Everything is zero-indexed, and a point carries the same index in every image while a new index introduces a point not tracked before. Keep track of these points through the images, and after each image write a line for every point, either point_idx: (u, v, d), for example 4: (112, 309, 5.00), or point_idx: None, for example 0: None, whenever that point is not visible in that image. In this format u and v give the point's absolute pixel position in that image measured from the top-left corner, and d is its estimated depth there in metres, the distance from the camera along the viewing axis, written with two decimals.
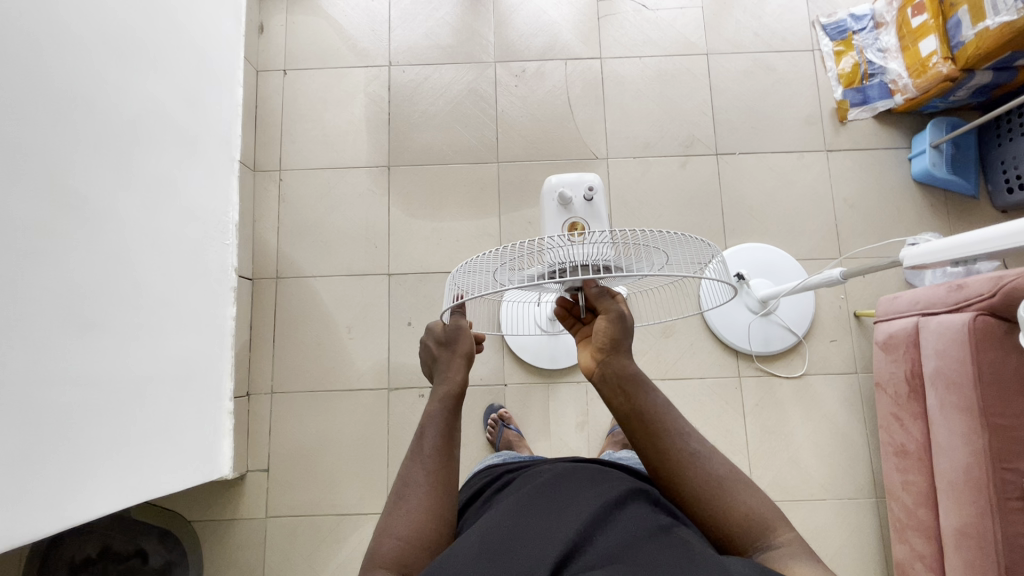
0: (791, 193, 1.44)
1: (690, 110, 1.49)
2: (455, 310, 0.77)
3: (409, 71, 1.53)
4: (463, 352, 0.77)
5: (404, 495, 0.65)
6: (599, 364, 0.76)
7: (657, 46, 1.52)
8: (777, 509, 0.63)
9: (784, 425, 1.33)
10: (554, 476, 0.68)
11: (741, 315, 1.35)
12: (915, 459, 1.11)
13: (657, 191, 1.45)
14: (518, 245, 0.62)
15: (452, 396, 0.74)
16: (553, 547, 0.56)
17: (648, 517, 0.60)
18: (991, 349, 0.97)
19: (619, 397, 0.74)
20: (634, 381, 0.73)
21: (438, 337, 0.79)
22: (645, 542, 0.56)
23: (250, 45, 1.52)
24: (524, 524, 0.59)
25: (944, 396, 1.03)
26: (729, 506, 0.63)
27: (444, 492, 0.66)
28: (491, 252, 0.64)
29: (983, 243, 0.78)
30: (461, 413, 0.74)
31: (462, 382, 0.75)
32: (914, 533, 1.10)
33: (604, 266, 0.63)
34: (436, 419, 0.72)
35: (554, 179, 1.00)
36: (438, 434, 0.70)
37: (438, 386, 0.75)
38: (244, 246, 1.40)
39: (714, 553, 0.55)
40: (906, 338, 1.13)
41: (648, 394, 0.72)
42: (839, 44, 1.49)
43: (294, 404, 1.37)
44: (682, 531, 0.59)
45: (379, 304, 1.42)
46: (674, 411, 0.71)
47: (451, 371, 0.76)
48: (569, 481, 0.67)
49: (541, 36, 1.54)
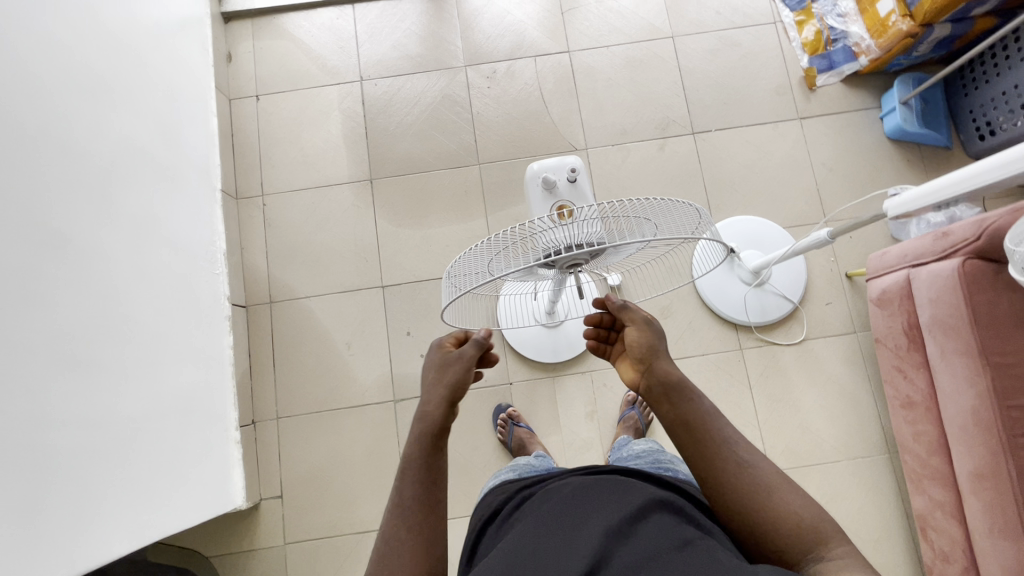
0: (770, 164, 1.46)
1: (664, 93, 1.51)
2: (483, 335, 0.74)
3: (381, 84, 1.54)
4: (450, 383, 0.72)
5: (387, 554, 0.61)
6: (642, 371, 0.74)
7: (624, 35, 1.55)
8: (832, 521, 0.59)
9: (791, 393, 1.34)
10: (574, 492, 0.67)
11: (735, 288, 1.36)
12: (923, 409, 1.12)
13: (639, 176, 1.46)
14: (508, 231, 0.63)
15: (429, 432, 0.70)
16: (574, 565, 0.55)
17: (672, 529, 0.59)
18: (983, 292, 0.99)
19: (665, 407, 0.71)
20: (679, 388, 0.70)
21: (441, 363, 0.74)
22: (669, 557, 0.55)
23: (221, 75, 1.51)
24: (546, 545, 0.58)
25: (942, 343, 1.04)
26: (775, 519, 0.60)
27: (429, 540, 0.63)
28: (484, 241, 0.64)
29: (985, 174, 0.76)
30: (442, 454, 0.70)
31: (439, 419, 0.71)
32: (932, 482, 1.11)
33: (595, 244, 0.62)
34: (413, 468, 0.68)
35: (535, 165, 1.02)
36: (414, 480, 0.67)
37: (417, 419, 0.71)
38: (234, 274, 1.39)
39: (741, 564, 0.53)
40: (899, 291, 1.15)
41: (687, 408, 0.69)
42: (799, 14, 1.52)
43: (300, 427, 1.36)
44: (707, 542, 0.57)
45: (375, 317, 1.41)
46: (721, 419, 0.69)
47: (427, 408, 0.71)
48: (589, 497, 0.66)
49: (507, 37, 1.56)
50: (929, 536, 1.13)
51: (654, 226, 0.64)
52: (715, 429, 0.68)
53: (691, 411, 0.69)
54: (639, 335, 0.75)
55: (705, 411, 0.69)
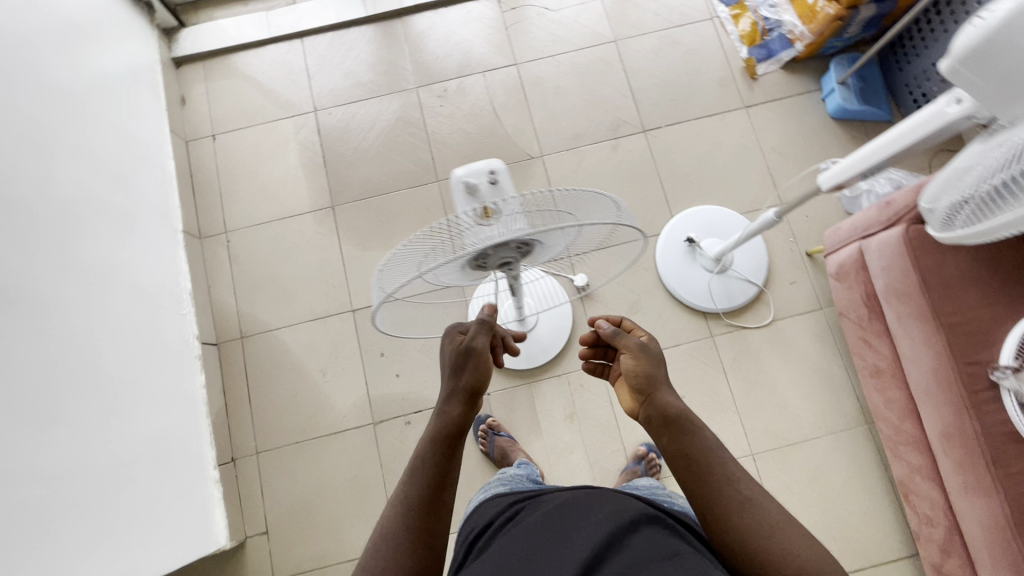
0: (721, 154, 1.49)
1: (612, 95, 1.55)
2: (485, 316, 0.76)
3: (335, 113, 1.56)
4: (467, 385, 0.71)
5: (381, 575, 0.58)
6: (638, 399, 0.70)
7: (567, 44, 1.59)
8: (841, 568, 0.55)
9: (765, 374, 1.35)
10: (563, 507, 0.66)
11: (699, 277, 1.38)
12: (890, 376, 1.13)
13: (595, 177, 1.49)
14: (434, 229, 0.58)
15: (449, 434, 0.67)
16: None
17: (660, 542, 0.58)
18: (929, 255, 1.01)
19: (665, 439, 0.66)
20: (678, 417, 0.65)
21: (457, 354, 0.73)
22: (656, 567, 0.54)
23: (175, 118, 1.53)
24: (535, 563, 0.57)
25: (899, 309, 1.06)
26: (781, 562, 0.56)
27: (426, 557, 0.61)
28: (408, 242, 0.59)
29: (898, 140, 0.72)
30: (456, 455, 0.67)
31: (461, 417, 0.69)
32: (907, 448, 1.12)
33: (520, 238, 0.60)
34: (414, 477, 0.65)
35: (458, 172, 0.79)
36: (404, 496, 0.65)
37: (436, 421, 0.69)
38: (202, 313, 1.39)
39: None
40: (854, 264, 1.18)
41: (690, 442, 0.64)
42: (734, 8, 1.57)
43: (281, 460, 1.35)
44: (695, 555, 0.56)
45: (348, 341, 1.41)
46: (725, 455, 0.64)
47: (448, 407, 0.70)
48: (577, 512, 0.65)
49: (455, 56, 1.59)
50: (913, 503, 1.14)
51: (579, 217, 0.62)
52: (719, 464, 0.63)
53: (693, 444, 0.64)
54: (632, 360, 0.72)
55: (709, 445, 0.64)
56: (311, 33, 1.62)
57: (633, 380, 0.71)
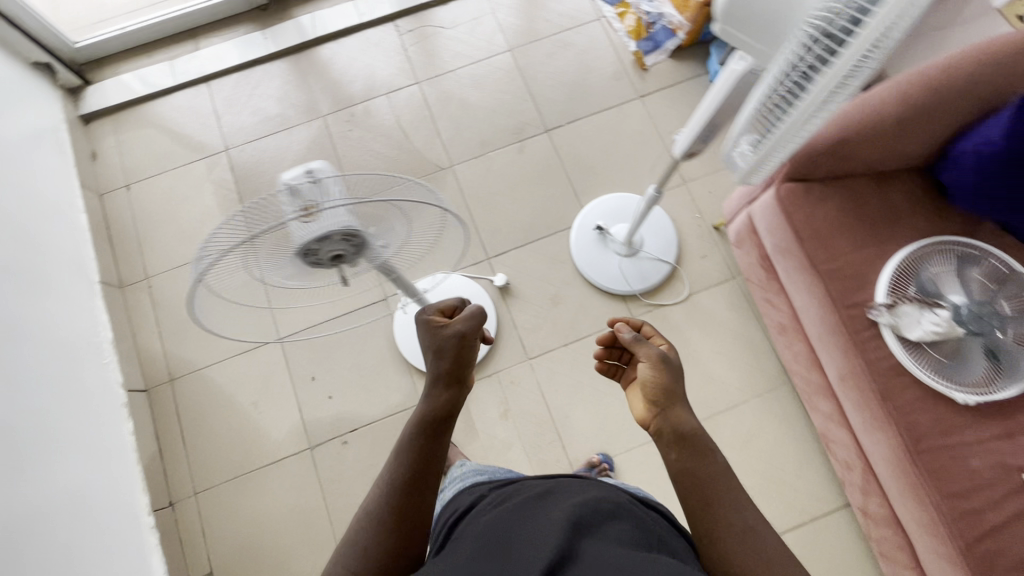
0: (622, 143, 1.55)
1: (513, 101, 1.60)
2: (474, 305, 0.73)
3: (247, 149, 1.59)
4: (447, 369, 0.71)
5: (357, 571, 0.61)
6: (653, 409, 0.68)
7: (465, 58, 1.65)
8: None
9: (688, 347, 1.39)
10: (543, 497, 0.65)
11: (612, 262, 1.43)
12: (794, 331, 1.17)
13: (505, 180, 1.53)
14: (261, 215, 0.58)
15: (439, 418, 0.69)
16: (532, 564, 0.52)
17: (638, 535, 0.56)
18: (799, 210, 1.05)
19: (673, 455, 0.65)
20: (694, 436, 0.65)
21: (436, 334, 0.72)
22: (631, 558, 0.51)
23: (86, 173, 1.54)
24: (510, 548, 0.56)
25: (786, 265, 1.11)
26: None
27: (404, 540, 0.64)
28: (228, 222, 0.56)
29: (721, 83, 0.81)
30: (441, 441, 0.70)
31: (448, 404, 0.71)
32: (819, 397, 1.16)
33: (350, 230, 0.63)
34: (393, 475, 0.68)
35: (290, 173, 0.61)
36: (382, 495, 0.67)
37: (426, 405, 0.70)
38: (127, 360, 1.39)
39: None
40: (746, 229, 1.22)
41: (703, 465, 0.64)
42: (618, 7, 1.65)
43: (221, 497, 1.33)
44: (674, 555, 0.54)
45: (278, 369, 1.42)
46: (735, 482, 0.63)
47: (434, 392, 0.72)
48: (557, 500, 0.63)
49: (359, 81, 1.64)
50: (834, 450, 1.17)
51: (401, 209, 0.66)
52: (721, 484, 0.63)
53: (706, 468, 0.63)
54: (650, 368, 0.69)
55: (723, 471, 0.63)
56: (216, 75, 1.66)
57: (650, 389, 0.68)
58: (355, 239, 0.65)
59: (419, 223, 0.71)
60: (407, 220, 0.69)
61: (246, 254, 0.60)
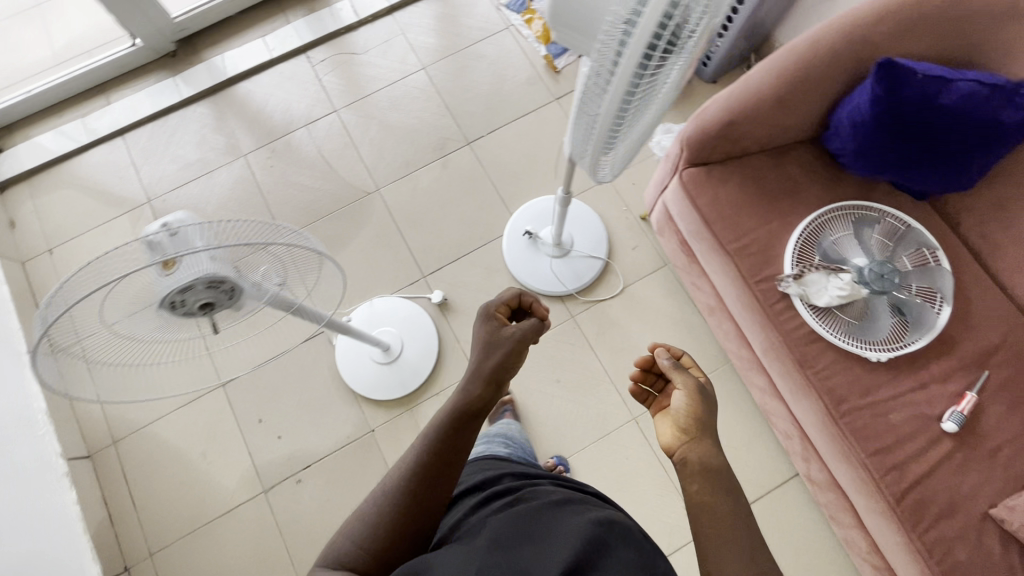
0: (544, 147, 1.57)
1: (432, 118, 1.62)
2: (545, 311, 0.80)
3: (169, 198, 1.57)
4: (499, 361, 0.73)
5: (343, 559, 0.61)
6: (681, 437, 0.68)
7: (381, 80, 1.66)
8: None
9: (630, 340, 1.40)
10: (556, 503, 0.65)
11: (546, 265, 1.44)
12: (720, 310, 1.20)
13: (432, 198, 1.54)
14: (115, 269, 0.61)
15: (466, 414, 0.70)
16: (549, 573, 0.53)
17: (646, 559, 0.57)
18: (702, 194, 1.08)
19: (692, 486, 0.64)
20: (720, 472, 0.64)
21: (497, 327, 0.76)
22: None
23: (5, 242, 1.51)
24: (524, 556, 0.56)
25: (699, 248, 1.13)
26: None
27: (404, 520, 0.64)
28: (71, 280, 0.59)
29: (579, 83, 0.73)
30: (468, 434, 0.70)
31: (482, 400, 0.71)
32: (753, 372, 1.18)
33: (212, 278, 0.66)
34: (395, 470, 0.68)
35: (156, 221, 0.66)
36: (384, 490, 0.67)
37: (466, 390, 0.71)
38: (64, 427, 1.35)
39: None
40: (663, 218, 1.25)
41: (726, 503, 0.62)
42: (524, 14, 1.68)
43: (178, 554, 1.30)
44: None
45: (225, 416, 1.40)
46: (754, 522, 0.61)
47: (473, 386, 0.72)
48: (568, 510, 0.64)
49: (277, 116, 1.64)
50: (775, 421, 1.18)
51: (270, 253, 0.69)
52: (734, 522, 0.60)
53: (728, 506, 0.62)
54: (687, 397, 0.71)
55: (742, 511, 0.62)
56: (131, 128, 1.64)
57: (682, 417, 0.69)
58: (220, 285, 0.69)
59: (292, 262, 0.75)
60: (276, 260, 0.72)
61: (102, 308, 0.63)
